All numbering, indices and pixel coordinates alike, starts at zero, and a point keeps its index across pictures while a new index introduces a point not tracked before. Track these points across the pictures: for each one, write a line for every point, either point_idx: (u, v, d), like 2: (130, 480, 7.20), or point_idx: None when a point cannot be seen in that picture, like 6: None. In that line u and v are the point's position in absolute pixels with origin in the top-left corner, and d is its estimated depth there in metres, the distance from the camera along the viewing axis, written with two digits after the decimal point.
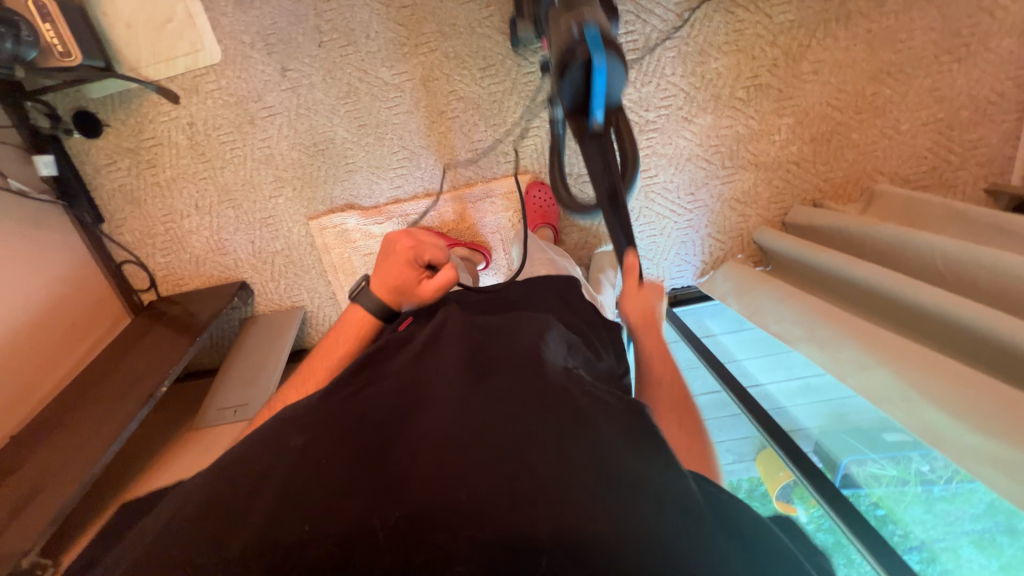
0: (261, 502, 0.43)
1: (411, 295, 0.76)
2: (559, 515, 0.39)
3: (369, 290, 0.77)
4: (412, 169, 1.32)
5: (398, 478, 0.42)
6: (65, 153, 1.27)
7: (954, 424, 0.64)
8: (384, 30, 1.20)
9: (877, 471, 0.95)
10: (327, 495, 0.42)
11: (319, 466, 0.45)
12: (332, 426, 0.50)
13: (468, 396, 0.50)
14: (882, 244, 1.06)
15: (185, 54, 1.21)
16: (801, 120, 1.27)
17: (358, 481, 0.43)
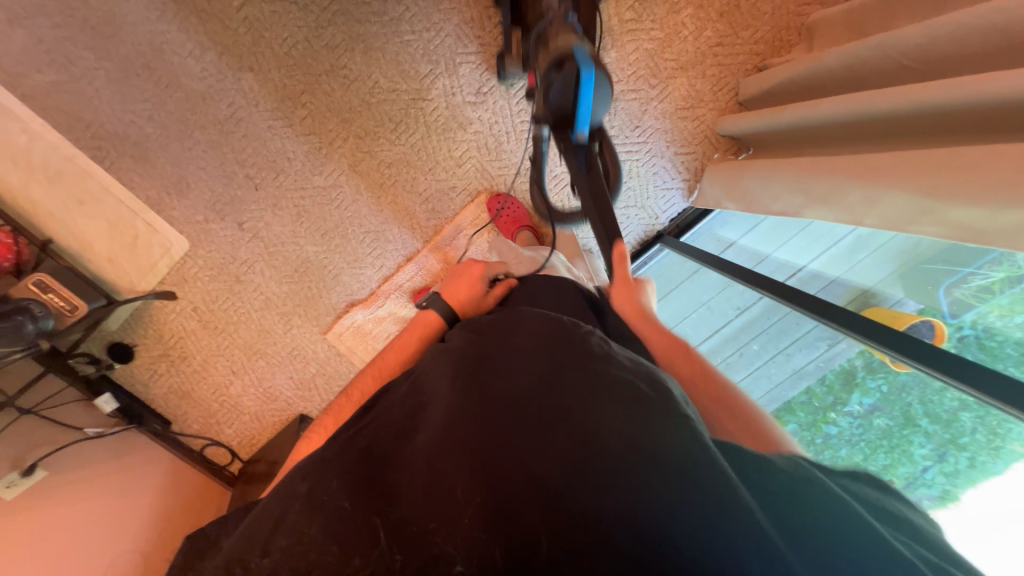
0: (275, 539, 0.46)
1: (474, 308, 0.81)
2: (585, 503, 0.41)
3: (439, 300, 0.80)
4: (385, 245, 1.38)
5: (400, 492, 0.45)
6: (116, 385, 1.42)
7: (984, 213, 0.61)
8: (299, 145, 1.28)
9: (985, 282, 0.93)
10: (330, 524, 0.44)
11: (327, 492, 0.47)
12: (337, 458, 0.49)
13: (480, 398, 0.49)
14: (838, 71, 0.99)
15: (160, 256, 1.32)
16: (701, 4, 1.22)
17: (360, 506, 0.45)
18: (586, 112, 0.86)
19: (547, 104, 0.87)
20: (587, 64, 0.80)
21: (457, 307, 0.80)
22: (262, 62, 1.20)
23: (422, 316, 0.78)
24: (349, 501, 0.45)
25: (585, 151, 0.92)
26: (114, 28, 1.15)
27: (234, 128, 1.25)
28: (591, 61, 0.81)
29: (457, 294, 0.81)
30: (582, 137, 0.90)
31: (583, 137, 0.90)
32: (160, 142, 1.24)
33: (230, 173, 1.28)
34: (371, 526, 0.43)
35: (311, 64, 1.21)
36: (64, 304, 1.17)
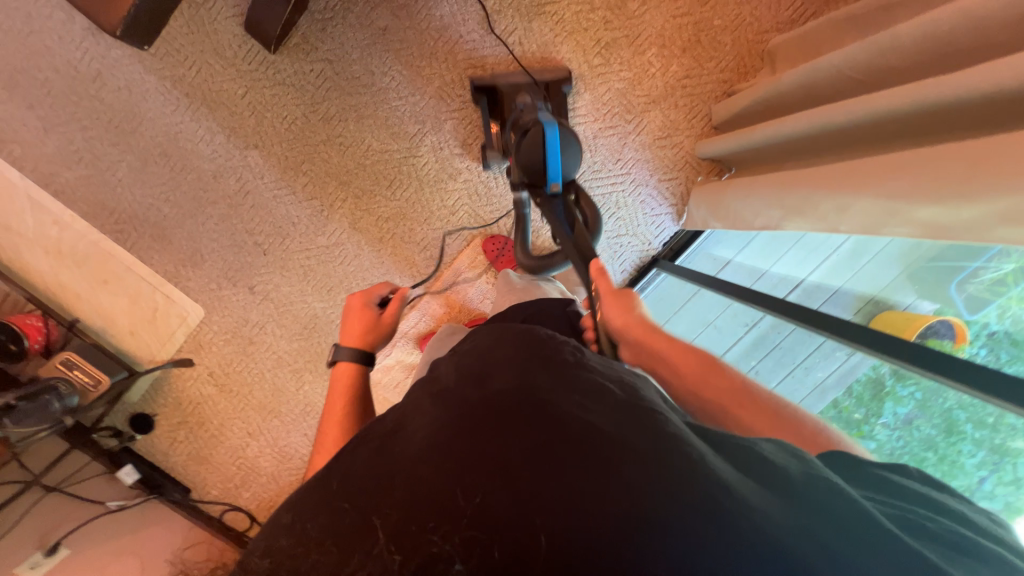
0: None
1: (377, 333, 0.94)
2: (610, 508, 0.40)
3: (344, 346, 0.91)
4: None
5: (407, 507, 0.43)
6: (138, 456, 1.45)
7: (948, 209, 0.64)
8: (303, 209, 1.36)
9: (994, 275, 0.92)
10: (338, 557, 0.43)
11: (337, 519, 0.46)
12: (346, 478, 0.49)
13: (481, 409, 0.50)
14: (799, 89, 1.03)
15: (178, 326, 1.39)
16: (665, 43, 1.31)
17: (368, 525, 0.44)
18: (555, 168, 0.96)
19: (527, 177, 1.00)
20: (548, 126, 0.95)
21: (359, 342, 0.91)
22: (265, 139, 1.31)
23: (336, 369, 0.88)
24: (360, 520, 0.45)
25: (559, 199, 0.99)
26: (135, 125, 1.27)
27: (243, 201, 1.34)
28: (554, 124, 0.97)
29: (353, 333, 0.93)
30: (557, 186, 0.97)
31: (556, 187, 0.97)
32: (177, 220, 1.34)
33: (240, 242, 1.36)
34: (370, 531, 0.43)
35: (310, 136, 1.32)
36: (89, 380, 1.23)
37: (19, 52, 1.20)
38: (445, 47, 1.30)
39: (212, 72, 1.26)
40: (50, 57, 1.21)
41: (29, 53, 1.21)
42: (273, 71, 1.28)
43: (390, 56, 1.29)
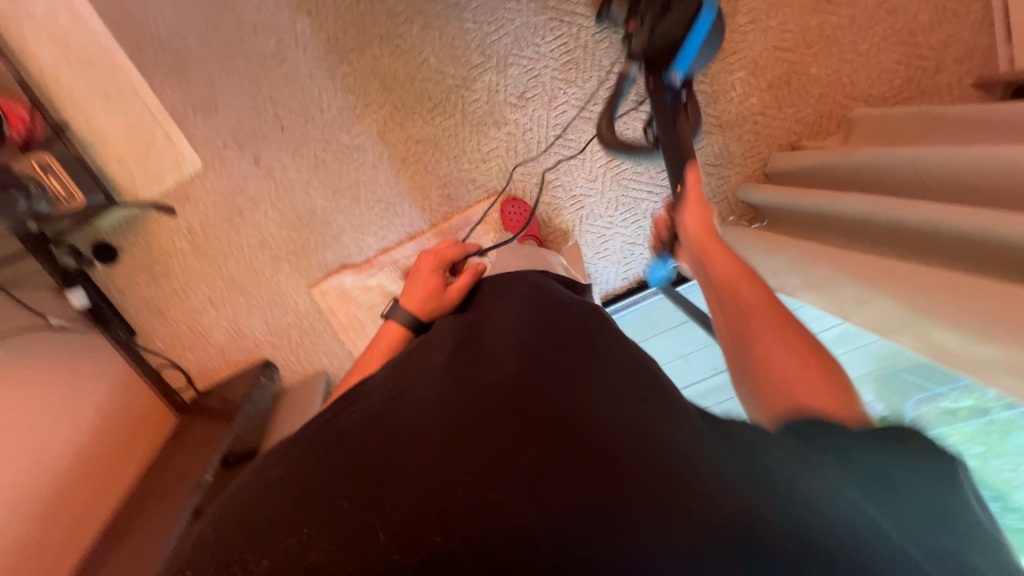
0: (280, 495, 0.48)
1: (439, 302, 0.85)
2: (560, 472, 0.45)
3: (402, 306, 0.85)
4: (392, 218, 1.38)
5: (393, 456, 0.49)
6: (93, 283, 1.40)
7: (960, 339, 0.64)
8: (335, 99, 1.28)
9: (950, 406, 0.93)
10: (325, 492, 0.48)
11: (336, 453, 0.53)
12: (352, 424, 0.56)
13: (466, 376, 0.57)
14: (867, 171, 1.01)
15: (170, 169, 1.29)
16: (755, 70, 1.25)
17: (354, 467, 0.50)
18: (685, 60, 1.14)
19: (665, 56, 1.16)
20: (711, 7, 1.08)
21: (419, 307, 0.84)
22: (321, 10, 1.21)
23: (386, 329, 0.83)
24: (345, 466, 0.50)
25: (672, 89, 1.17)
26: None
27: (277, 66, 1.25)
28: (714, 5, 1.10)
29: (415, 297, 0.86)
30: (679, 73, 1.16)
31: (678, 72, 1.16)
32: (201, 60, 1.24)
33: (260, 108, 1.28)
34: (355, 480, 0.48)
35: (368, 25, 1.23)
36: (61, 191, 1.16)
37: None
38: None
39: None
40: None
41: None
42: None
43: None
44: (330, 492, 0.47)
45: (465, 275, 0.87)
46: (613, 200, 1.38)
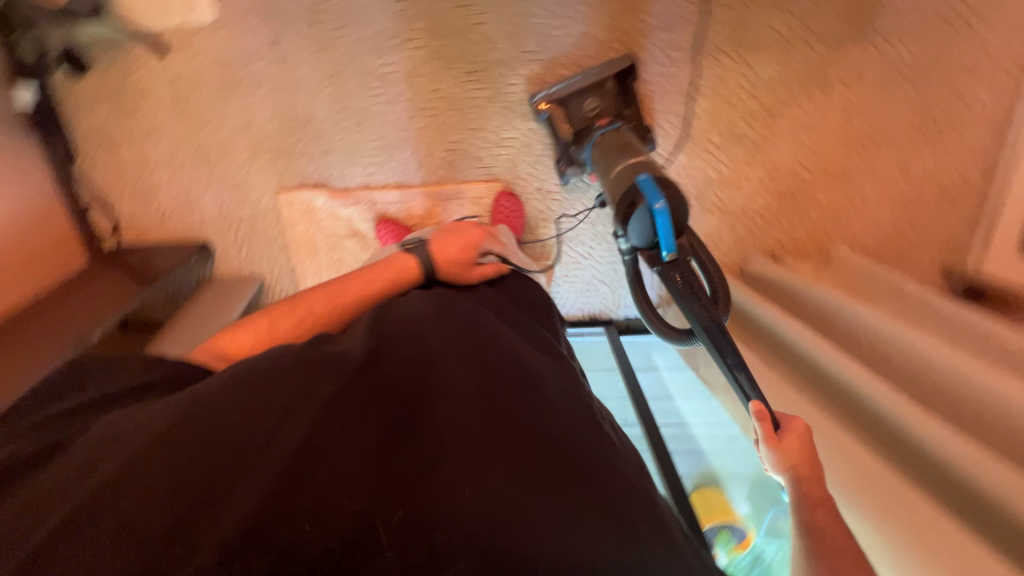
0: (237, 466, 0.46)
1: (461, 272, 0.81)
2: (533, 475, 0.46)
3: (426, 247, 0.81)
4: (387, 159, 1.33)
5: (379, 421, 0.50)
6: (47, 87, 1.27)
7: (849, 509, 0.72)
8: (377, 19, 1.21)
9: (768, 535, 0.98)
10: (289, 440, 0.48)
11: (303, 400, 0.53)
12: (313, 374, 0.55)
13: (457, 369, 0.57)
14: (819, 307, 1.08)
15: (179, 15, 1.24)
16: (773, 174, 1.29)
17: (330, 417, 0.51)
18: (667, 239, 0.82)
19: (625, 226, 0.86)
20: (658, 199, 0.80)
21: (443, 266, 0.80)
22: None
23: (402, 259, 0.80)
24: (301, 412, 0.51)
25: (675, 265, 0.85)
26: None
27: None
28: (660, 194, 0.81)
29: (444, 252, 0.81)
30: (672, 255, 0.83)
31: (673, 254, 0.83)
32: None
33: None
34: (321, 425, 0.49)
35: None
36: None
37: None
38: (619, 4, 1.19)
39: None
40: None
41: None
42: None
43: None
44: (292, 491, 0.43)
45: (492, 266, 0.83)
46: (599, 235, 1.39)
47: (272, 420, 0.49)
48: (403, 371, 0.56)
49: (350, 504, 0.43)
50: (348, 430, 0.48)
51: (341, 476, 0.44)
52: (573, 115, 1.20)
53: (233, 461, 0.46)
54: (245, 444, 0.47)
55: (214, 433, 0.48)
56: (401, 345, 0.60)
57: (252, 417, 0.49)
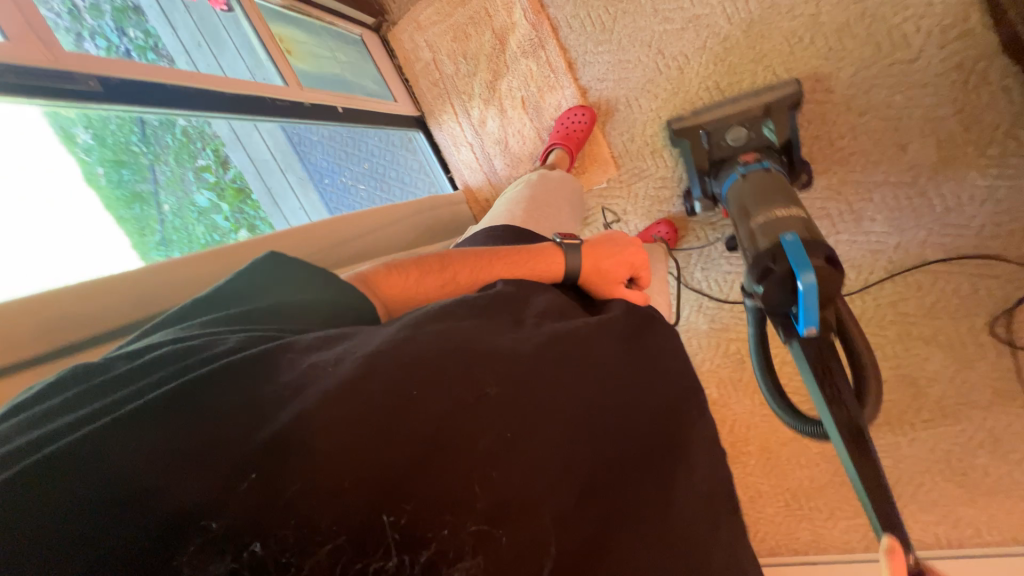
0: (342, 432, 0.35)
1: (605, 289, 0.71)
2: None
3: (580, 253, 0.70)
4: (591, 34, 1.17)
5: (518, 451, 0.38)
6: None
7: None
8: None
9: None
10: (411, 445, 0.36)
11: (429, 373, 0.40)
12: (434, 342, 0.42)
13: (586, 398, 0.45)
14: None
15: None
16: (717, 405, 1.34)
17: (462, 415, 0.38)
18: (806, 310, 0.63)
19: (757, 291, 0.70)
20: (802, 267, 0.62)
21: (590, 271, 0.70)
22: None
23: (548, 249, 0.69)
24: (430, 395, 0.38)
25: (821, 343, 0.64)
26: None
27: None
28: (801, 257, 0.63)
29: (597, 257, 0.71)
30: (813, 331, 0.64)
31: (815, 326, 0.64)
32: None
33: None
34: (466, 425, 0.38)
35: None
36: None
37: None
38: (846, 205, 1.09)
39: None
40: None
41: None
42: None
43: (876, 144, 1.04)
44: (427, 502, 0.34)
45: (637, 294, 0.73)
46: None
47: (444, 403, 0.38)
48: (578, 417, 0.43)
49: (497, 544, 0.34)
50: (499, 434, 0.38)
51: (517, 539, 0.35)
52: (714, 146, 1.01)
53: (399, 434, 0.36)
54: (414, 417, 0.37)
55: (382, 388, 0.37)
56: (588, 381, 0.46)
57: (427, 382, 0.39)
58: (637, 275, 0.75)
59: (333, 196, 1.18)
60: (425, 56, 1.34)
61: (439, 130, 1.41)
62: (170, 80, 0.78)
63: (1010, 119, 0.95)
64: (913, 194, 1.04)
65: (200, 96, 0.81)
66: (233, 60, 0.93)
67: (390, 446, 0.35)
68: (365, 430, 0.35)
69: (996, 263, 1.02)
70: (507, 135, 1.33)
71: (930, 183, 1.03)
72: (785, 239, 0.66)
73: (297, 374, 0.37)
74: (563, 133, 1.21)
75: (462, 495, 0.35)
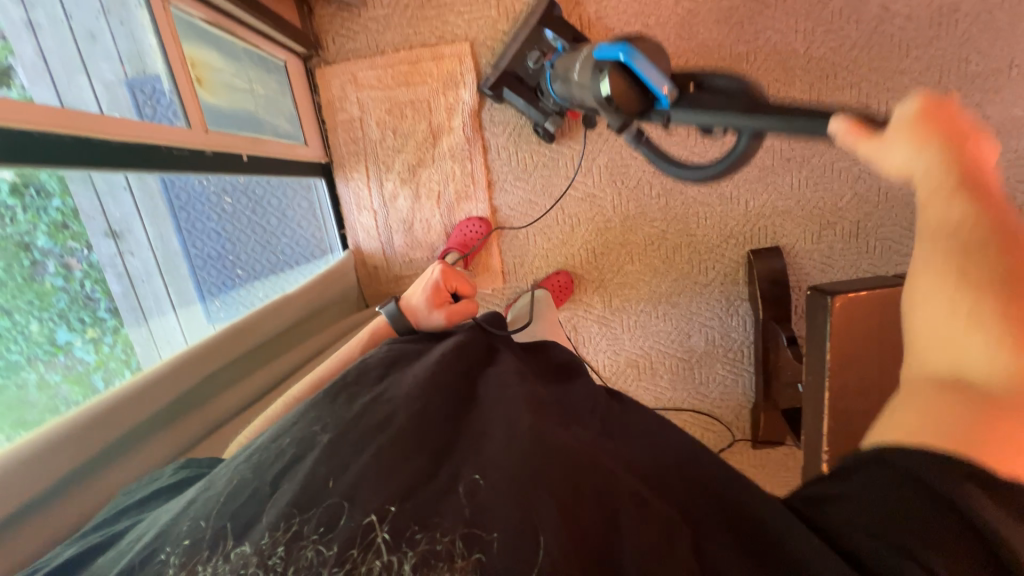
0: (219, 510, 0.53)
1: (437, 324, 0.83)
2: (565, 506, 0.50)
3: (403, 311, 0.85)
4: (512, 167, 1.33)
5: (352, 459, 0.55)
6: None
7: None
8: (635, 165, 1.32)
9: None
10: (270, 493, 0.54)
11: (279, 452, 0.58)
12: (278, 435, 0.61)
13: (410, 406, 0.61)
14: None
15: None
16: None
17: (301, 460, 0.56)
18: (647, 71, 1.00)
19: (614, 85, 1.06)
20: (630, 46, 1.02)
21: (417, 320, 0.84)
22: (703, 185, 1.32)
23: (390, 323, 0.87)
24: (272, 464, 0.57)
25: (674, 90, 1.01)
26: (807, 96, 1.25)
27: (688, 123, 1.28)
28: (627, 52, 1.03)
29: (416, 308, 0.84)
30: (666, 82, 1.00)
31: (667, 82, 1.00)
32: (725, 55, 1.24)
33: None
34: (308, 458, 0.56)
35: (676, 224, 1.36)
36: None
37: (943, 70, 1.21)
38: (648, 362, 1.47)
39: (786, 193, 1.31)
40: (915, 84, 1.23)
41: (932, 79, 1.22)
42: (741, 239, 1.36)
43: (675, 328, 1.44)
44: (303, 505, 0.52)
45: (463, 308, 0.83)
46: None
47: (285, 465, 0.56)
48: (404, 419, 0.59)
49: (358, 510, 0.50)
50: (341, 456, 0.56)
51: (399, 508, 0.51)
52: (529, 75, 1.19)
53: (266, 493, 0.54)
54: (268, 479, 0.55)
55: (230, 483, 0.56)
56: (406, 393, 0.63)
57: (267, 464, 0.57)
58: (457, 291, 0.86)
59: (181, 192, 1.00)
60: (352, 110, 1.29)
61: (343, 183, 1.36)
62: (81, 129, 0.68)
63: (745, 339, 1.44)
64: (686, 367, 1.47)
65: (77, 143, 0.68)
66: None
67: (257, 509, 0.53)
68: (227, 502, 0.54)
69: (716, 423, 1.52)
70: (413, 219, 1.37)
71: (696, 363, 1.47)
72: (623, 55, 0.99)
73: (165, 510, 0.57)
74: (460, 239, 1.33)
75: (329, 490, 0.52)
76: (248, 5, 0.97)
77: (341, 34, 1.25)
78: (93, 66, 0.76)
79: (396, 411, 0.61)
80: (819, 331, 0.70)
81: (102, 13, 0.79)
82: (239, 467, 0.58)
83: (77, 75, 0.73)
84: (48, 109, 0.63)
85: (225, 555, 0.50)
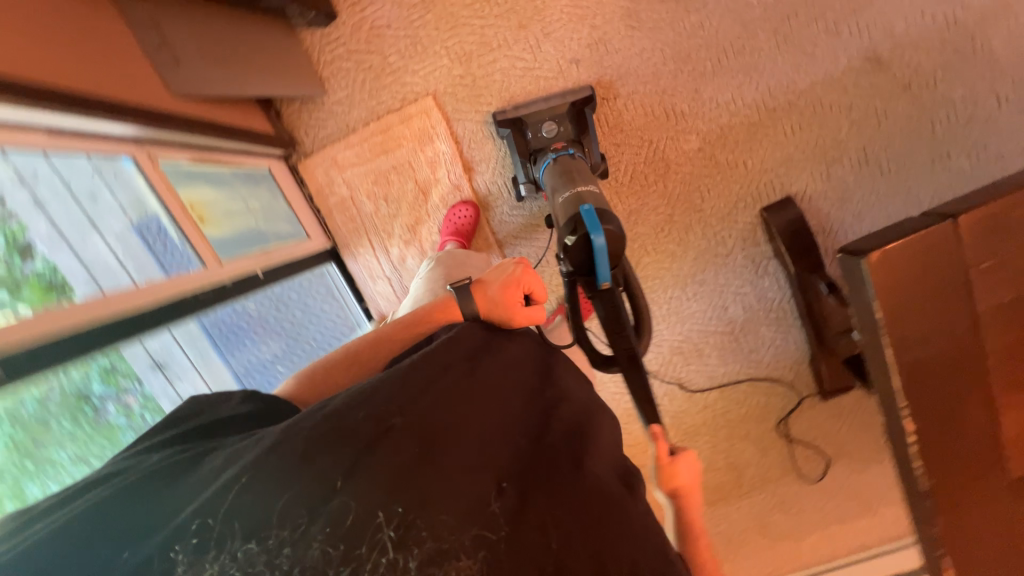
0: (308, 455, 0.55)
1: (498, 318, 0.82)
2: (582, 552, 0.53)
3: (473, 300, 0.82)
4: (505, 197, 1.34)
5: (462, 462, 0.56)
6: None
7: None
8: (622, 159, 1.32)
9: None
10: (360, 449, 0.55)
11: (395, 415, 0.59)
12: (393, 385, 0.62)
13: (531, 442, 0.61)
14: None
15: None
16: None
17: (407, 436, 0.57)
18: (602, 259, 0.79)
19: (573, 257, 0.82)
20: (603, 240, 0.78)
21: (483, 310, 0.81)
22: (696, 160, 1.31)
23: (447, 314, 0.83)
24: (380, 423, 0.57)
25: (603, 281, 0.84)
26: (774, 43, 1.23)
27: (663, 105, 1.27)
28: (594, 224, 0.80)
29: (486, 296, 0.82)
30: (604, 284, 0.80)
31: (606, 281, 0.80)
32: (681, 29, 1.23)
33: (626, 82, 1.26)
34: (417, 443, 0.57)
35: (680, 204, 1.34)
36: None
37: None
38: (693, 345, 1.45)
39: (782, 143, 1.28)
40: None
41: None
42: (749, 199, 1.33)
43: (710, 305, 1.42)
44: (378, 486, 0.53)
45: (531, 316, 0.83)
46: None
47: (391, 434, 0.57)
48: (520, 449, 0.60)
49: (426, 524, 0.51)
50: (435, 453, 0.56)
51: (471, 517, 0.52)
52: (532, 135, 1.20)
53: (355, 447, 0.56)
54: (364, 438, 0.57)
55: (318, 430, 0.57)
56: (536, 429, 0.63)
57: (378, 418, 0.58)
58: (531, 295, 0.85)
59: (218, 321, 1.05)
60: (342, 191, 1.33)
61: (352, 261, 1.40)
62: (120, 310, 0.77)
63: (783, 296, 1.40)
64: (732, 339, 1.44)
65: (117, 327, 0.75)
66: (76, 166, 0.79)
67: (324, 478, 0.53)
68: (298, 459, 0.55)
69: (779, 386, 1.48)
70: None
71: (740, 333, 1.44)
72: (581, 208, 0.83)
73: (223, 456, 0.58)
74: (450, 228, 1.28)
75: (420, 490, 0.53)
76: (224, 132, 1.02)
77: (313, 125, 1.30)
78: (102, 223, 0.86)
79: (519, 444, 0.60)
80: (861, 290, 0.68)
81: (96, 173, 0.84)
82: (326, 417, 0.58)
83: (89, 237, 0.83)
84: (87, 308, 0.71)
85: (242, 549, 0.50)
